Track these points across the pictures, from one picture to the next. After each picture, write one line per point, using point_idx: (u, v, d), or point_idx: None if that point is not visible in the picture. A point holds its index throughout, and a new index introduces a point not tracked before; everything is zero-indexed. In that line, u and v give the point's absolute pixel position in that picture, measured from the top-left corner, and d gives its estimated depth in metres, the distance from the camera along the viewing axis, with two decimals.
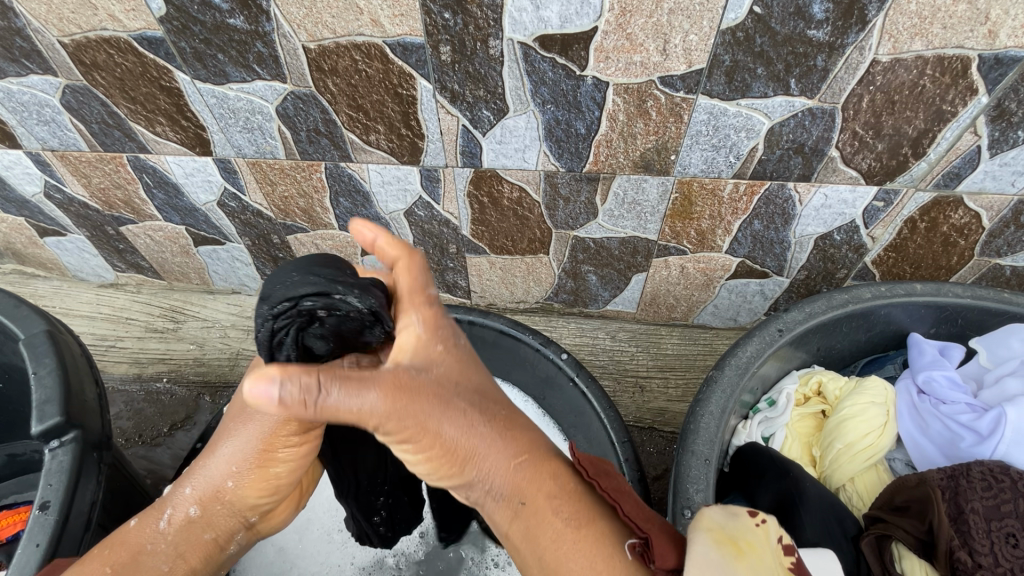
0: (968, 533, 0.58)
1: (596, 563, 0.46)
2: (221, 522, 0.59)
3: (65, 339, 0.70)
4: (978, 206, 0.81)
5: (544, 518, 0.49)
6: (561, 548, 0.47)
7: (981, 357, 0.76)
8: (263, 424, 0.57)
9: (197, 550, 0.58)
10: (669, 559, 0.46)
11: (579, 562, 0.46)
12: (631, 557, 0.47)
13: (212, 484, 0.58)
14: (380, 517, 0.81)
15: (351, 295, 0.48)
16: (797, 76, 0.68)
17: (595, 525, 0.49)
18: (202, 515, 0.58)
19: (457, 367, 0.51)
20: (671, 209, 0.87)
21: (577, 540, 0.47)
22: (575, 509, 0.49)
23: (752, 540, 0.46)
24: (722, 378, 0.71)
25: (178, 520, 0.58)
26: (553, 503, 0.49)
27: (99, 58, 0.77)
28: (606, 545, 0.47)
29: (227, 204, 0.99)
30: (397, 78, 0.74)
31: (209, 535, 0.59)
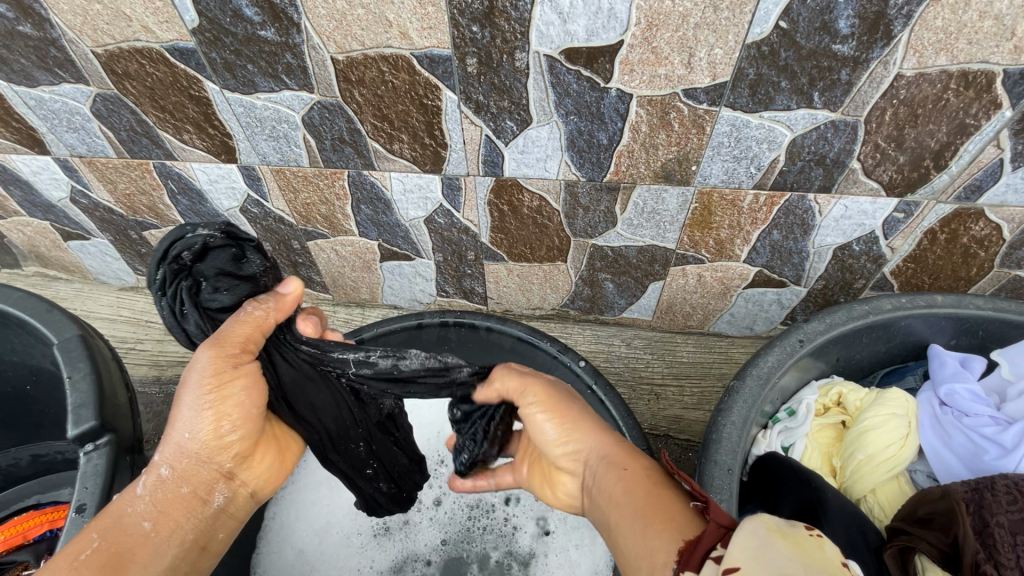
0: (993, 546, 0.59)
1: (665, 510, 0.48)
2: (195, 473, 0.60)
3: (96, 343, 0.71)
4: (999, 219, 0.81)
5: (637, 479, 0.53)
6: (641, 501, 0.51)
7: (1003, 370, 0.76)
8: (196, 374, 0.58)
9: (179, 506, 0.58)
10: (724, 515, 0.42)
11: (652, 509, 0.49)
12: (690, 510, 0.48)
13: (173, 442, 0.59)
14: (372, 468, 0.77)
15: (201, 230, 0.59)
16: (821, 89, 0.68)
17: (662, 487, 0.51)
18: (174, 473, 0.59)
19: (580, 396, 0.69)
20: (690, 218, 0.88)
21: (653, 493, 0.51)
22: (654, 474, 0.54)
23: (805, 542, 0.36)
24: (744, 387, 0.71)
25: (152, 485, 0.58)
26: (637, 474, 0.54)
27: (131, 68, 0.79)
28: (668, 500, 0.49)
29: (250, 210, 1.01)
30: (423, 89, 0.75)
31: (187, 489, 0.59)
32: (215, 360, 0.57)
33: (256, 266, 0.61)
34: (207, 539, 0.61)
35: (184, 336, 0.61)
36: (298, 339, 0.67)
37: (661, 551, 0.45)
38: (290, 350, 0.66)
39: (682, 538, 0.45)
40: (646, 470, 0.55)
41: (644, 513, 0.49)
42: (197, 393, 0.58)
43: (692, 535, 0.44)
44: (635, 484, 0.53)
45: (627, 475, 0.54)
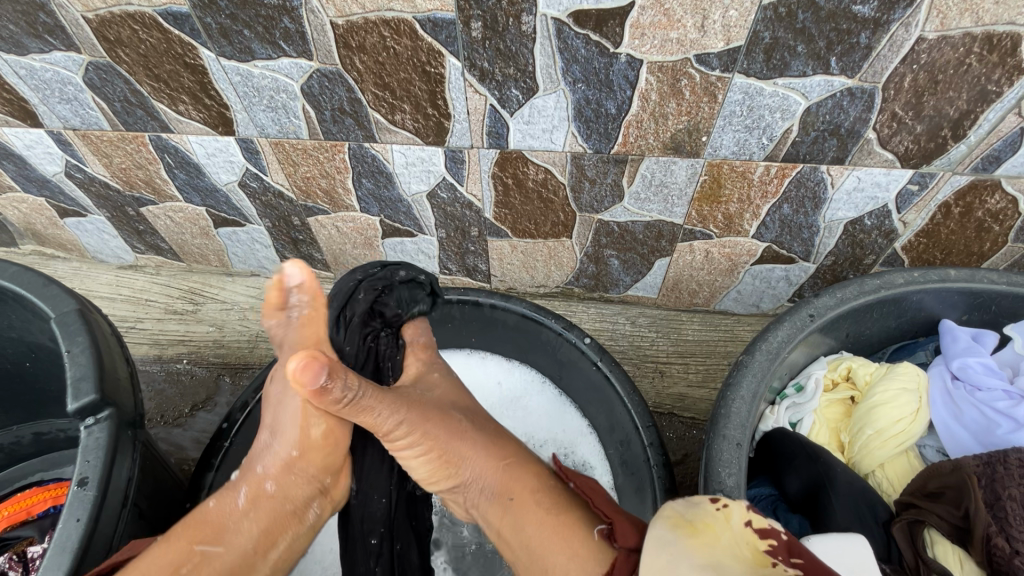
0: (1005, 520, 0.58)
1: (563, 546, 0.55)
2: (294, 492, 0.66)
3: (94, 317, 0.69)
4: (1015, 191, 0.79)
5: (526, 510, 0.59)
6: (539, 539, 0.57)
7: (1016, 344, 0.74)
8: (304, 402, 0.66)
9: (281, 522, 0.64)
10: (629, 540, 0.52)
11: (557, 549, 0.55)
12: (598, 538, 0.54)
13: (279, 459, 0.66)
14: (378, 534, 0.80)
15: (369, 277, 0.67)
16: (839, 54, 0.66)
17: (562, 513, 0.58)
18: (278, 490, 0.65)
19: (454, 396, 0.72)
20: (699, 191, 0.86)
21: (550, 522, 0.57)
22: (541, 499, 0.60)
23: (711, 524, 0.45)
24: (753, 362, 0.70)
25: (255, 498, 0.64)
26: (535, 496, 0.60)
27: (123, 34, 0.76)
28: (576, 531, 0.56)
29: (248, 185, 0.99)
30: (426, 55, 0.73)
31: (288, 507, 0.65)
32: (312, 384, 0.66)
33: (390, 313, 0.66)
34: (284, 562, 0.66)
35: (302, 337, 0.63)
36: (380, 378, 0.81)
37: None
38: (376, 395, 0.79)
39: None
40: (535, 502, 0.60)
41: (545, 539, 0.56)
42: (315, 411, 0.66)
43: (608, 565, 0.51)
44: (525, 515, 0.59)
45: (514, 505, 0.61)
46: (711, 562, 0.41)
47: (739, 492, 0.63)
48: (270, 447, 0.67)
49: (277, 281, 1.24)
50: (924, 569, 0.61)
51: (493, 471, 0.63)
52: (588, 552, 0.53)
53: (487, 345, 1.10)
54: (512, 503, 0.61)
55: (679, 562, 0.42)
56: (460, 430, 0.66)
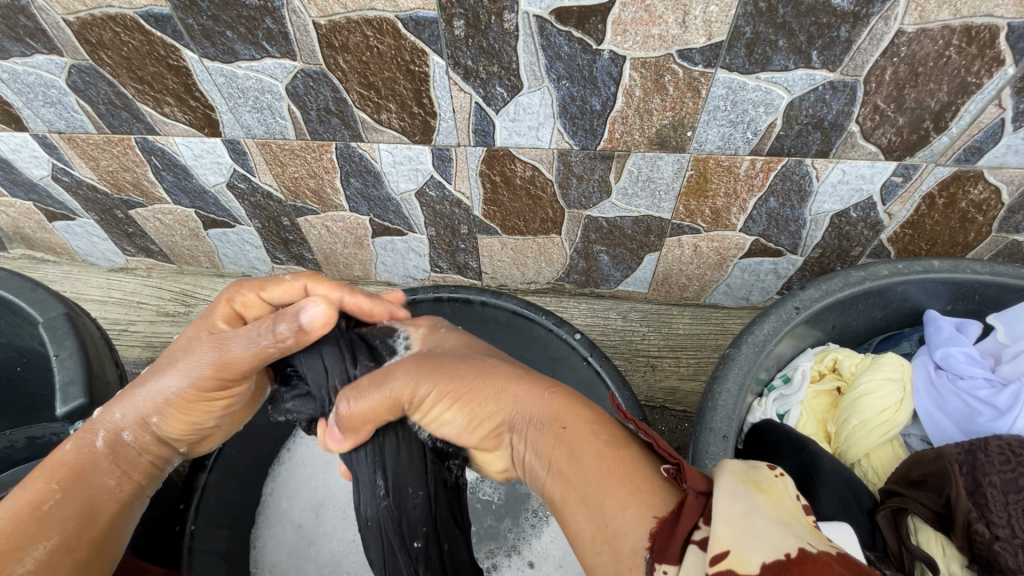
0: (985, 506, 0.59)
1: (623, 487, 0.42)
2: (153, 445, 0.63)
3: (83, 321, 0.70)
4: (998, 181, 0.80)
5: (579, 441, 0.46)
6: (598, 478, 0.44)
7: (998, 333, 0.75)
8: (197, 362, 0.60)
9: (137, 471, 0.62)
10: (699, 481, 0.41)
11: (614, 493, 0.42)
12: (662, 479, 0.43)
13: (139, 413, 0.61)
14: (422, 536, 0.65)
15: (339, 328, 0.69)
16: (819, 47, 0.66)
17: (619, 446, 0.46)
18: (135, 441, 0.62)
19: (465, 339, 0.63)
20: (686, 186, 0.86)
21: (607, 462, 0.44)
22: (599, 432, 0.47)
23: (773, 487, 0.39)
24: (738, 356, 0.71)
25: (113, 446, 0.60)
26: (592, 426, 0.47)
27: (105, 36, 0.76)
28: (633, 467, 0.44)
29: (236, 185, 0.98)
30: (410, 54, 0.73)
31: (146, 459, 0.63)
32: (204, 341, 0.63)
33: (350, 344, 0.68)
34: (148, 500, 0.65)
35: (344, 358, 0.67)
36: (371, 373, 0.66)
37: (626, 530, 0.40)
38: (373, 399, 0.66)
39: (656, 517, 0.40)
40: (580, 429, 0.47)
41: (603, 485, 0.43)
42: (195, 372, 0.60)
43: (666, 512, 0.40)
44: (579, 454, 0.46)
45: (567, 441, 0.47)
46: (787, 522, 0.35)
47: None
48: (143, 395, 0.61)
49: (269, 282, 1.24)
50: (907, 556, 0.62)
51: (538, 400, 0.51)
52: (643, 498, 0.42)
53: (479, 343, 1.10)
54: (561, 437, 0.48)
55: (758, 521, 0.35)
56: (487, 364, 0.56)
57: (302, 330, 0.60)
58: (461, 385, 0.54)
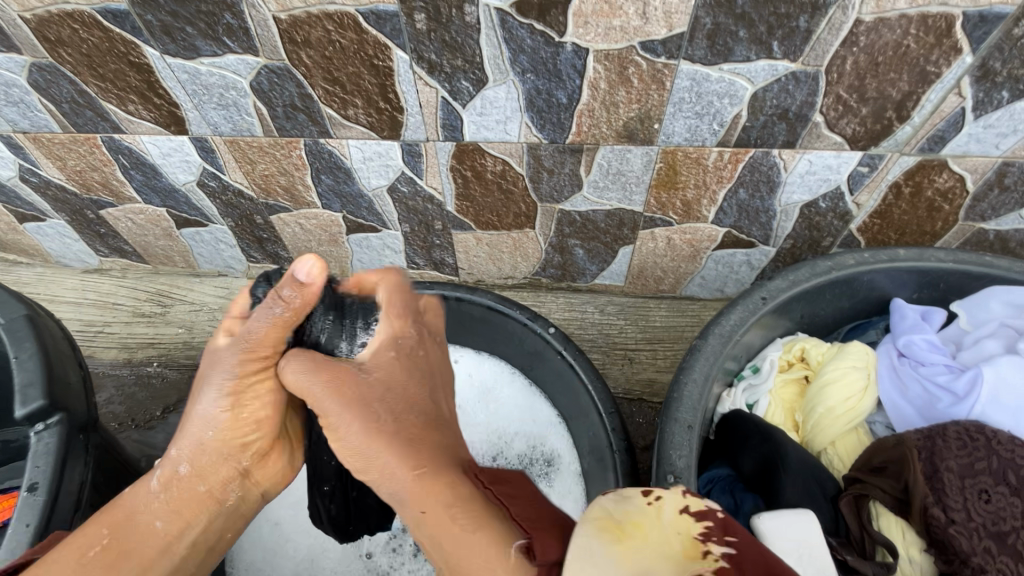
0: (942, 490, 0.60)
1: (483, 565, 0.46)
2: (211, 472, 0.60)
3: (46, 322, 0.69)
4: (962, 169, 0.80)
5: (439, 523, 0.51)
6: (458, 553, 0.48)
7: (960, 320, 0.78)
8: (223, 372, 0.58)
9: (193, 504, 0.59)
10: (549, 552, 0.45)
11: (474, 564, 0.47)
12: (514, 555, 0.46)
13: (192, 440, 0.59)
14: (330, 483, 0.79)
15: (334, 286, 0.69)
16: (780, 38, 0.66)
17: (480, 523, 0.49)
18: (190, 470, 0.59)
19: (396, 376, 0.62)
20: (656, 179, 0.86)
21: (465, 541, 0.48)
22: (455, 511, 0.51)
23: (639, 521, 0.42)
24: (706, 346, 0.71)
25: (167, 481, 0.59)
26: (450, 510, 0.51)
27: (64, 34, 0.74)
28: (492, 543, 0.48)
29: (207, 184, 0.98)
30: (373, 49, 0.72)
31: (203, 487, 0.60)
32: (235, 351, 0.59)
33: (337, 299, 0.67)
34: (215, 539, 0.62)
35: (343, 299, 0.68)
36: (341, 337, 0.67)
37: None
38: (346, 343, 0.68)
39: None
40: (443, 506, 0.52)
41: (462, 560, 0.48)
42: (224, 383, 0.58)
43: None
44: (440, 533, 0.50)
45: (428, 518, 0.52)
46: (648, 561, 0.39)
47: (690, 474, 0.64)
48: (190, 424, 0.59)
49: (245, 281, 1.23)
50: (868, 540, 0.63)
51: (404, 482, 0.55)
52: (507, 561, 0.46)
53: (457, 339, 1.10)
54: (429, 508, 0.52)
55: (613, 567, 0.38)
56: (375, 428, 0.58)
57: (298, 283, 0.57)
58: (352, 441, 0.57)
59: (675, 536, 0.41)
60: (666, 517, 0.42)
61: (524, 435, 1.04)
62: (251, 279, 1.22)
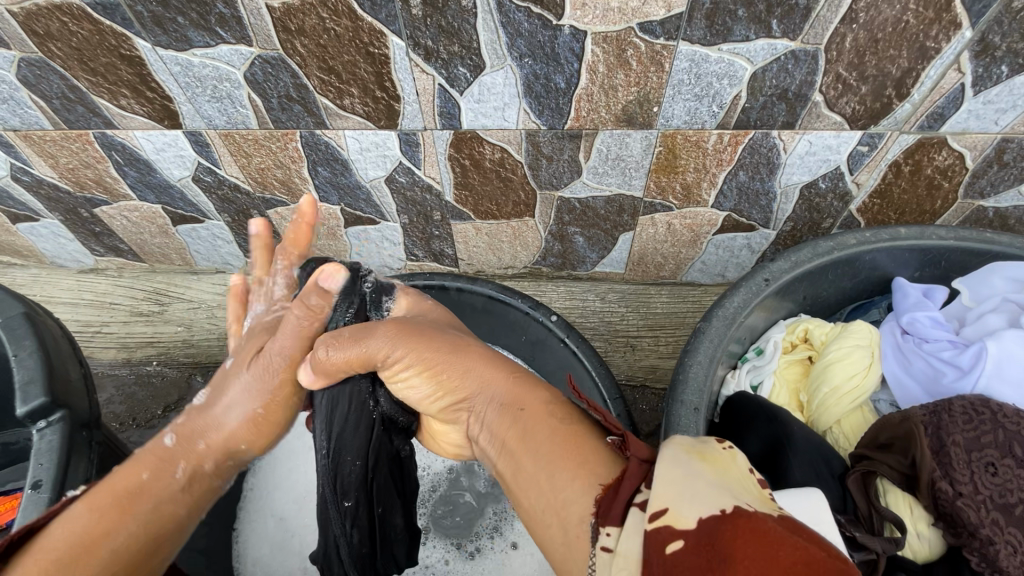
0: (949, 464, 0.60)
1: (574, 463, 0.44)
2: (221, 467, 0.66)
3: (44, 321, 0.68)
4: (962, 147, 0.80)
5: (536, 420, 0.49)
6: (549, 449, 0.46)
7: (963, 297, 0.78)
8: (259, 375, 0.68)
9: (206, 495, 0.64)
10: (643, 449, 0.43)
11: (568, 459, 0.45)
12: (609, 448, 0.46)
13: (216, 431, 0.65)
14: (353, 497, 0.73)
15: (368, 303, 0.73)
16: (779, 16, 0.66)
17: (573, 424, 0.48)
18: (210, 464, 0.64)
19: (441, 316, 0.69)
20: (655, 163, 0.86)
21: (563, 431, 0.47)
22: (554, 410, 0.50)
23: (720, 457, 0.40)
24: (709, 328, 0.71)
25: (192, 474, 0.62)
26: (550, 408, 0.50)
27: (52, 27, 0.73)
28: (585, 441, 0.46)
29: (202, 179, 0.96)
30: (368, 36, 0.71)
31: (215, 479, 0.65)
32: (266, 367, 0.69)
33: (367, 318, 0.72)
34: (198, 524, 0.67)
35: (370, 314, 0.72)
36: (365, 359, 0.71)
37: (576, 500, 0.42)
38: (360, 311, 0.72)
39: (600, 484, 0.42)
40: (538, 406, 0.51)
41: (552, 458, 0.45)
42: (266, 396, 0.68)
43: (612, 479, 0.42)
44: (536, 427, 0.48)
45: (526, 412, 0.50)
46: (727, 487, 0.36)
47: None
48: (215, 420, 0.66)
49: None
50: (876, 516, 0.63)
51: (503, 381, 0.54)
52: (603, 455, 0.45)
53: None
54: (521, 409, 0.51)
55: (691, 484, 0.36)
56: (463, 342, 0.60)
57: (320, 288, 0.69)
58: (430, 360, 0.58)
59: (756, 474, 0.39)
60: (744, 462, 0.40)
61: None
62: None
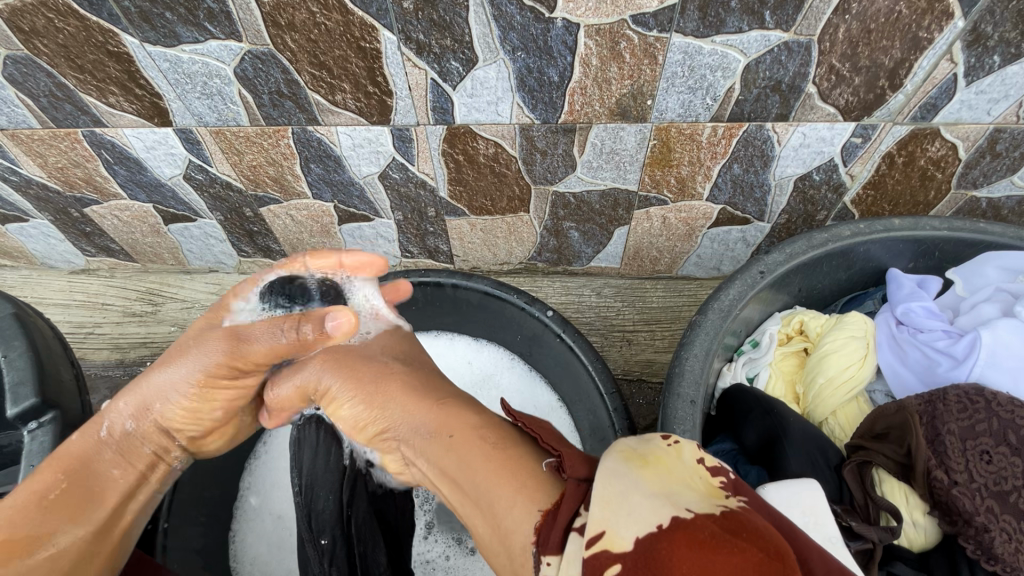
0: (944, 453, 0.61)
1: (509, 484, 0.46)
2: (155, 436, 0.67)
3: (34, 320, 0.67)
4: (954, 137, 0.81)
5: (465, 450, 0.51)
6: (482, 476, 0.48)
7: (957, 287, 0.78)
8: (202, 359, 0.67)
9: (140, 460, 0.66)
10: (580, 469, 0.43)
11: (501, 493, 0.46)
12: (547, 473, 0.46)
13: (148, 398, 0.66)
14: (328, 535, 0.78)
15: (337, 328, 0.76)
16: (772, 7, 0.66)
17: (504, 446, 0.50)
18: (137, 429, 0.66)
19: (388, 342, 0.73)
20: (650, 156, 0.86)
21: (496, 458, 0.49)
22: (482, 434, 0.52)
23: (661, 458, 0.41)
24: (705, 321, 0.71)
25: (115, 432, 0.64)
26: (478, 433, 0.53)
27: (38, 24, 0.72)
28: (515, 467, 0.48)
29: (194, 177, 0.96)
30: (359, 30, 0.70)
31: (148, 449, 0.67)
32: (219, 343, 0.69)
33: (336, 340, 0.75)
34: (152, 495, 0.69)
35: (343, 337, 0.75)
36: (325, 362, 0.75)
37: (518, 526, 0.43)
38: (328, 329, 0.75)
39: (541, 509, 0.43)
40: (464, 431, 0.53)
41: (485, 480, 0.48)
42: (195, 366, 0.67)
43: (550, 504, 0.43)
44: (466, 455, 0.51)
45: (455, 441, 0.53)
46: (666, 494, 0.38)
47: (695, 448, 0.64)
48: (148, 387, 0.66)
49: (237, 277, 1.21)
50: (872, 506, 0.63)
51: (424, 413, 0.58)
52: (538, 484, 0.45)
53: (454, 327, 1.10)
54: (450, 437, 0.54)
55: (632, 497, 0.37)
56: (386, 370, 0.67)
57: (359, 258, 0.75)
58: (358, 393, 0.65)
59: (697, 473, 0.41)
60: (686, 458, 0.42)
61: None
62: (243, 275, 1.21)
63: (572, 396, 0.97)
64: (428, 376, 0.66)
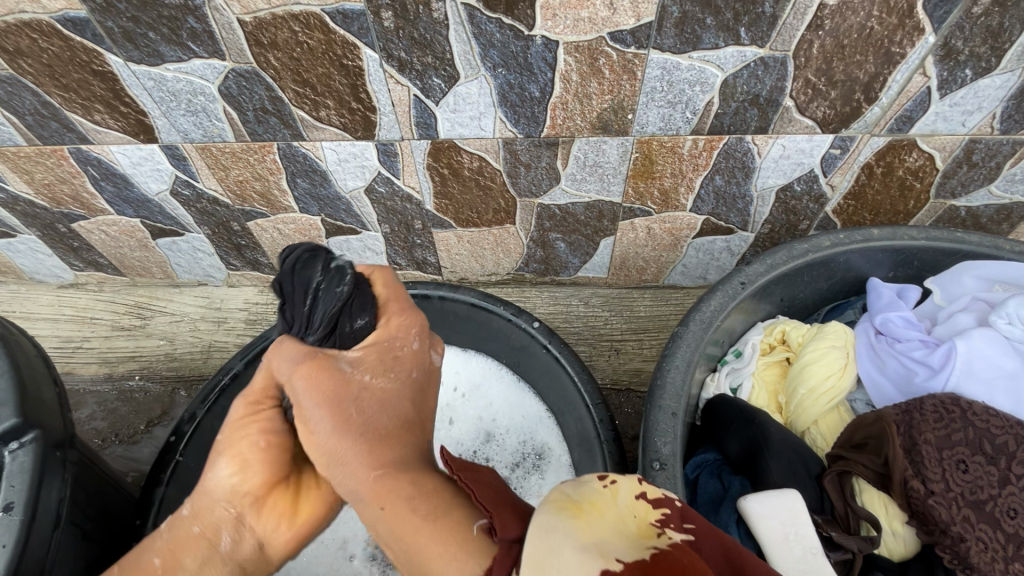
0: (921, 463, 0.61)
1: (445, 549, 0.47)
2: (206, 514, 0.62)
3: (16, 338, 0.67)
4: (931, 148, 0.82)
5: (399, 514, 0.51)
6: (413, 541, 0.49)
7: (935, 297, 0.79)
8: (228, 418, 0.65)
9: (185, 545, 0.60)
10: (511, 528, 0.44)
11: (434, 554, 0.47)
12: (477, 534, 0.47)
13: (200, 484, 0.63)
14: None
15: (353, 323, 0.65)
16: (746, 24, 0.67)
17: (440, 517, 0.49)
18: (191, 512, 0.62)
19: (371, 372, 0.62)
20: (632, 169, 0.87)
21: (430, 531, 0.48)
22: (415, 505, 0.51)
23: (596, 504, 0.41)
24: (687, 332, 0.72)
25: (173, 520, 0.62)
26: (412, 502, 0.52)
27: (22, 44, 0.73)
28: (458, 533, 0.47)
29: (181, 192, 0.96)
30: (341, 48, 0.71)
31: (196, 528, 0.61)
32: (244, 407, 0.65)
33: (348, 325, 0.65)
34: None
35: (348, 316, 0.65)
36: (342, 330, 0.64)
37: None
38: (346, 319, 0.65)
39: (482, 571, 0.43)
40: (402, 502, 0.52)
41: (416, 541, 0.49)
42: (230, 428, 0.64)
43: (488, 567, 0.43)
44: (401, 526, 0.50)
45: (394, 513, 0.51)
46: (597, 543, 0.37)
47: (677, 459, 0.64)
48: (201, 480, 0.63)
49: (226, 290, 1.21)
50: (852, 516, 0.64)
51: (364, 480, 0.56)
52: (471, 548, 0.46)
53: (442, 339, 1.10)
54: (398, 501, 0.52)
55: (563, 552, 0.37)
56: (344, 420, 0.59)
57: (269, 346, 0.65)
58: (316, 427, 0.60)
59: (632, 518, 0.41)
60: (622, 502, 0.42)
61: (514, 432, 1.03)
62: (232, 288, 1.21)
63: (559, 404, 0.97)
64: (385, 430, 0.60)
